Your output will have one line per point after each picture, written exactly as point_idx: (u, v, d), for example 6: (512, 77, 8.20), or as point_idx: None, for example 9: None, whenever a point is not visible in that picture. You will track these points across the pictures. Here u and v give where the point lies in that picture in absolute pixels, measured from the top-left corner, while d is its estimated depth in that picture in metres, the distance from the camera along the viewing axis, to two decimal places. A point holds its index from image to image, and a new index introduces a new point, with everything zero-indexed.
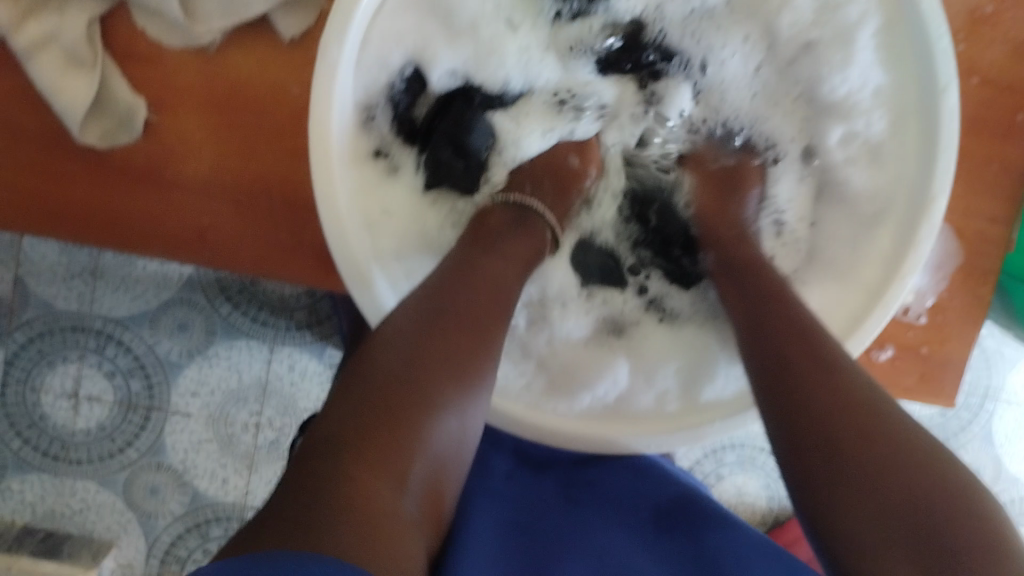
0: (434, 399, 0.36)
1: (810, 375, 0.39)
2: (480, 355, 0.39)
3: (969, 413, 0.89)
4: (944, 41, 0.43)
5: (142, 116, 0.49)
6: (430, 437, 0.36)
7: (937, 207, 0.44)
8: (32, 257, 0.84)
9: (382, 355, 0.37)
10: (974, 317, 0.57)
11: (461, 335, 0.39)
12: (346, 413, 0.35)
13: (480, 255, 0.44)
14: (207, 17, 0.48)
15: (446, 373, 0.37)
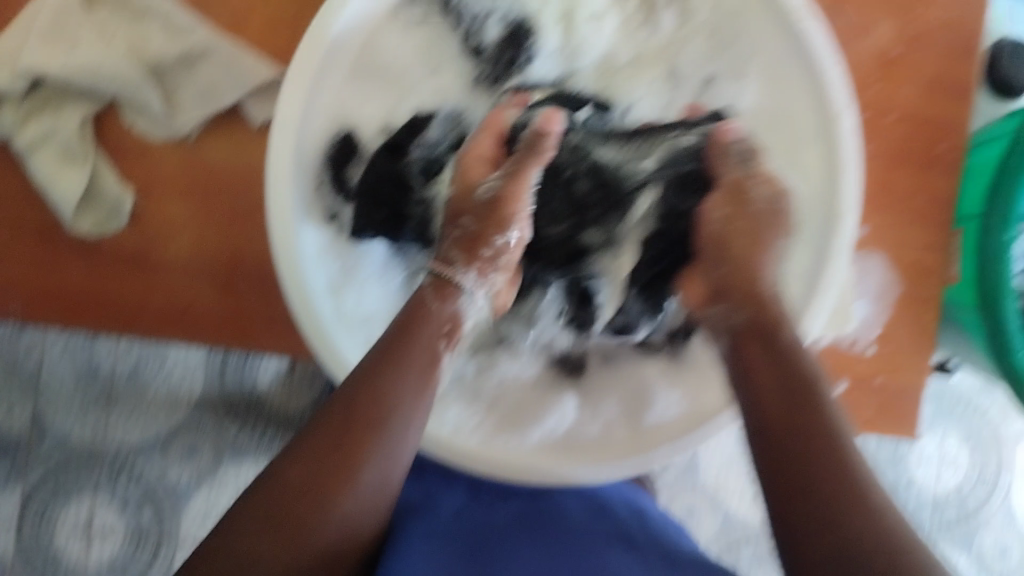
0: (331, 512, 0.37)
1: (800, 467, 0.37)
2: (377, 465, 0.39)
3: (985, 489, 1.03)
4: (834, 72, 0.48)
5: (128, 205, 0.54)
6: (322, 543, 0.37)
7: (846, 222, 0.48)
8: (49, 393, 0.96)
9: (296, 461, 0.38)
10: (915, 343, 0.61)
11: (377, 443, 0.39)
12: (251, 520, 0.36)
13: (400, 351, 0.41)
14: (189, 108, 0.55)
15: (329, 493, 0.37)
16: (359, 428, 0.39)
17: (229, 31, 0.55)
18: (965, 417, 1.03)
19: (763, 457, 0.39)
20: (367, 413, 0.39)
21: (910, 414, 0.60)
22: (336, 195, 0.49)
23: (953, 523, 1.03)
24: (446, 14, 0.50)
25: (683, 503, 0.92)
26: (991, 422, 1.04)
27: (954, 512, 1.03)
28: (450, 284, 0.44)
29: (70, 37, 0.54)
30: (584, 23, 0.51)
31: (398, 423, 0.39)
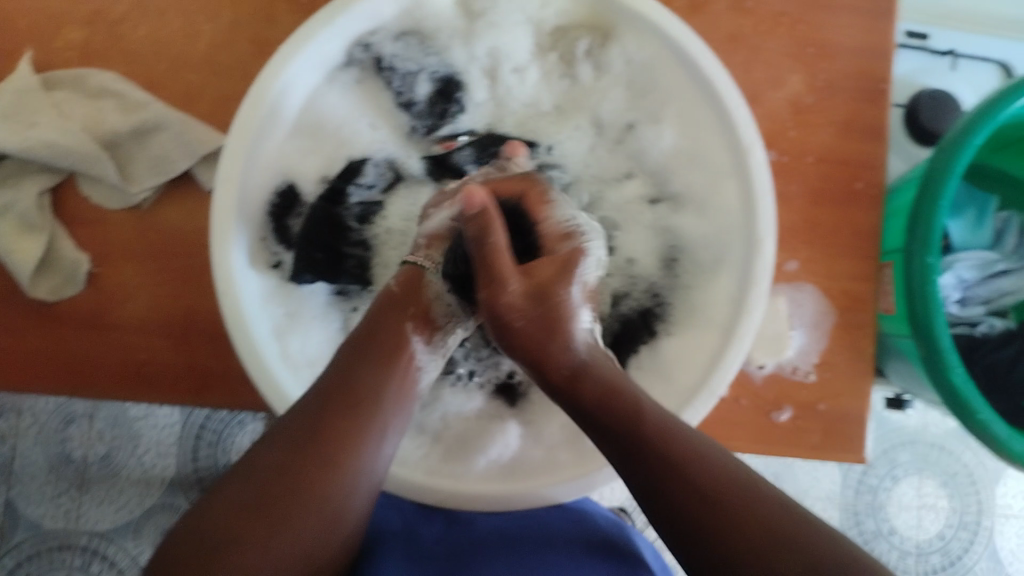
0: (318, 479, 0.41)
1: (667, 460, 0.41)
2: (357, 446, 0.43)
3: (969, 533, 1.03)
4: (740, 109, 0.51)
5: (86, 266, 0.57)
6: (313, 506, 0.41)
7: (767, 246, 0.51)
8: (22, 479, 0.99)
9: (281, 435, 0.43)
10: (853, 370, 0.63)
11: (353, 419, 0.43)
12: (244, 484, 0.41)
13: (372, 340, 0.46)
14: (142, 178, 0.57)
15: (311, 472, 0.41)
16: (337, 410, 0.43)
17: (180, 106, 0.58)
18: (944, 460, 1.03)
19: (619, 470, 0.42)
20: (342, 396, 0.44)
21: (857, 438, 0.62)
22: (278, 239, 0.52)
23: (939, 569, 1.03)
24: (378, 72, 0.54)
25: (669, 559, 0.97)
26: (973, 464, 1.04)
27: (939, 558, 1.03)
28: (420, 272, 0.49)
29: (31, 116, 0.58)
30: (507, 75, 0.56)
31: (371, 406, 0.44)
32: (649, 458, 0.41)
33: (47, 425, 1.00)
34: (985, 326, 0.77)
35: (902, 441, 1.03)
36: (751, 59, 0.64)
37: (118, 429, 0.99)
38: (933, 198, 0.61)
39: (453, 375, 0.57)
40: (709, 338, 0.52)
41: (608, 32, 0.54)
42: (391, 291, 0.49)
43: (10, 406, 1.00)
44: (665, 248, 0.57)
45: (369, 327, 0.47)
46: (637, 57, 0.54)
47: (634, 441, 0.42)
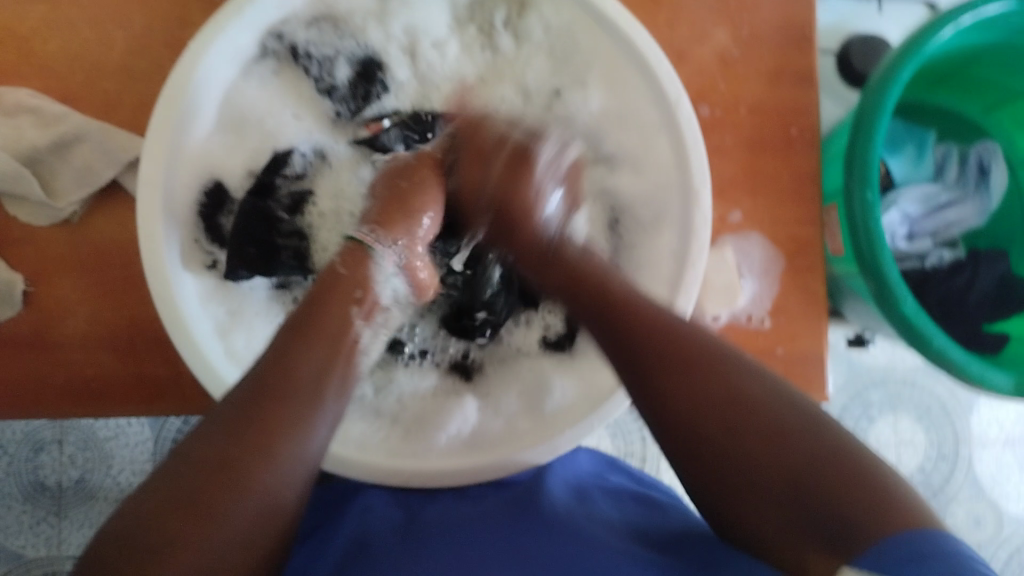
0: (247, 473, 0.39)
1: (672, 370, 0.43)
2: (295, 434, 0.41)
3: (948, 464, 1.05)
4: (664, 63, 0.51)
5: (21, 287, 0.55)
6: (247, 498, 0.38)
7: (704, 198, 0.51)
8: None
9: (209, 432, 0.40)
10: (807, 312, 0.64)
11: (280, 411, 0.41)
12: (171, 483, 0.38)
13: (310, 323, 0.45)
14: (67, 191, 0.56)
15: (248, 462, 0.39)
16: (273, 397, 0.41)
17: (102, 115, 0.57)
18: (918, 395, 1.05)
19: (636, 385, 0.45)
20: (280, 383, 0.42)
21: (818, 379, 0.63)
22: (211, 238, 0.52)
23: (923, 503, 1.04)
24: (294, 60, 0.54)
25: None
26: (946, 397, 1.06)
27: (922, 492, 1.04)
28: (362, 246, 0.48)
29: None
30: (426, 51, 0.55)
31: (309, 392, 0.42)
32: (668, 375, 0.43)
33: (16, 454, 0.98)
34: (935, 258, 0.78)
35: (874, 381, 1.05)
36: (674, 17, 0.64)
37: (91, 451, 0.98)
38: (868, 135, 0.62)
39: (405, 355, 0.57)
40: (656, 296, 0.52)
41: (522, 2, 0.55)
42: (338, 272, 0.48)
43: None
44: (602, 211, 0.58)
45: (305, 310, 0.46)
46: (555, 22, 0.54)
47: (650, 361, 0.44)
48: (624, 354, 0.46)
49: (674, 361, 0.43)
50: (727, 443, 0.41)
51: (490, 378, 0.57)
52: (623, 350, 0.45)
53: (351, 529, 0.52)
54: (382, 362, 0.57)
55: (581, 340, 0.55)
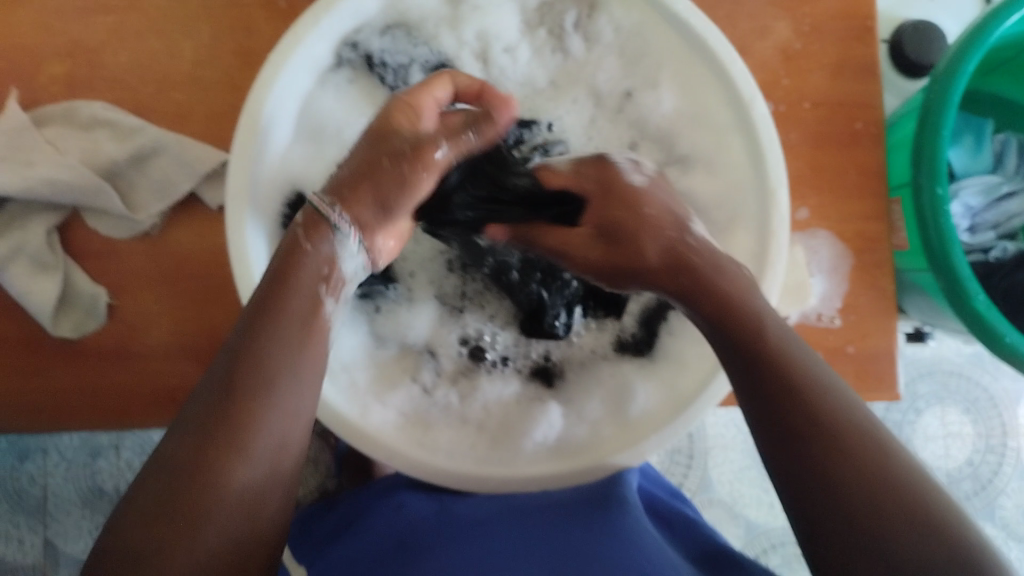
0: (223, 468, 0.38)
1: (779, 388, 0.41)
2: (271, 423, 0.40)
3: (996, 456, 1.03)
4: (737, 63, 0.51)
5: (104, 300, 0.57)
6: (227, 495, 0.37)
7: (780, 196, 0.51)
8: (58, 517, 0.99)
9: (184, 429, 0.39)
10: (876, 308, 0.63)
11: (253, 398, 0.39)
12: (149, 491, 0.37)
13: (275, 303, 0.42)
14: (146, 204, 0.57)
15: (221, 456, 0.38)
16: (243, 387, 0.40)
17: (174, 129, 0.58)
18: (967, 387, 1.04)
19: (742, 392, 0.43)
20: (250, 372, 0.40)
21: (889, 376, 0.62)
22: None
23: (971, 495, 1.03)
24: (369, 69, 0.55)
25: (705, 517, 1.00)
26: (995, 389, 1.04)
27: (970, 484, 1.03)
28: (323, 220, 0.45)
29: (28, 154, 0.57)
30: (499, 56, 0.56)
31: (285, 377, 0.41)
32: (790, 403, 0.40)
33: (74, 460, 1.00)
34: (998, 251, 0.77)
35: (921, 373, 1.04)
36: (734, 10, 0.63)
37: (145, 456, 0.99)
38: (936, 128, 0.61)
39: (488, 363, 0.58)
40: None
41: (594, 2, 0.55)
42: (301, 248, 0.44)
43: (35, 447, 1.00)
44: None
45: (270, 287, 0.43)
46: (625, 22, 0.54)
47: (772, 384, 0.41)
48: (736, 370, 0.43)
49: (800, 392, 0.40)
50: (838, 482, 0.37)
51: (571, 384, 0.58)
52: (742, 366, 0.43)
53: (388, 521, 0.53)
54: (465, 371, 0.58)
55: (661, 346, 0.56)
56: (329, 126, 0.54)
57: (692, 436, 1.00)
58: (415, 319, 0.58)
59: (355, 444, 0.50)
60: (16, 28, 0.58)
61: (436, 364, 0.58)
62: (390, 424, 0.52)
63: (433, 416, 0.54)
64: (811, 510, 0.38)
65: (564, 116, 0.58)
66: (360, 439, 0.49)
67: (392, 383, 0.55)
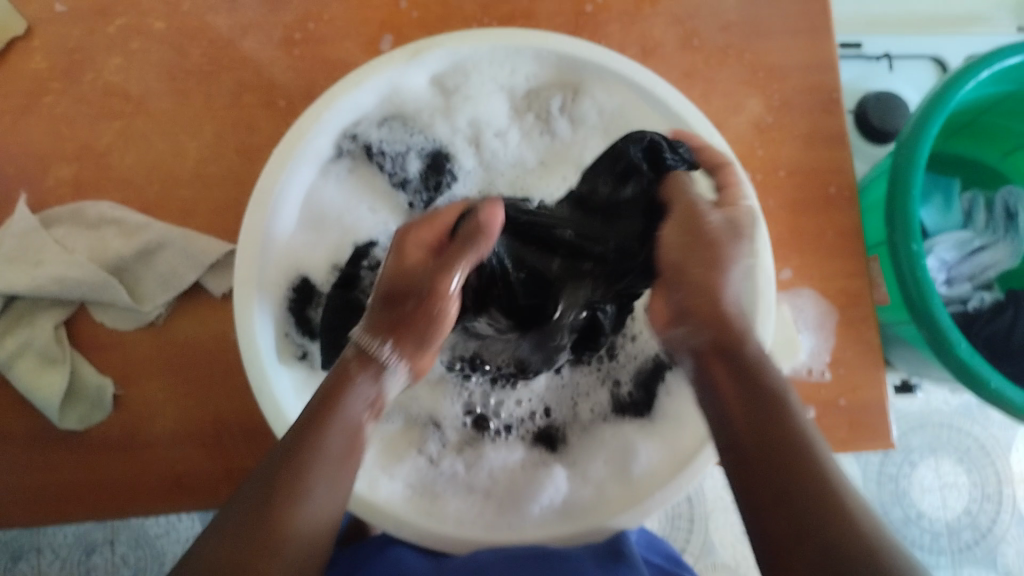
0: (283, 538, 0.39)
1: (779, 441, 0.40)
2: (322, 507, 0.41)
3: (993, 504, 1.04)
4: (716, 138, 0.55)
5: (111, 391, 0.57)
6: (280, 566, 0.38)
7: (765, 259, 0.54)
8: None
9: (245, 497, 0.40)
10: (864, 362, 0.65)
11: (317, 476, 0.41)
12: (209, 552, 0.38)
13: (335, 397, 0.43)
14: (153, 296, 0.59)
15: (261, 564, 0.38)
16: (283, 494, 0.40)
17: (180, 221, 0.60)
18: (960, 438, 1.05)
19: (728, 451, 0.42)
20: (289, 485, 0.40)
21: (882, 425, 0.64)
22: (300, 330, 0.55)
23: (973, 544, 1.04)
24: (369, 158, 0.58)
25: None
26: (988, 438, 1.05)
27: (970, 533, 1.03)
28: (372, 357, 0.45)
29: (36, 255, 0.58)
30: (490, 140, 0.59)
31: (322, 483, 0.41)
32: (776, 472, 0.40)
33: (68, 558, 0.98)
34: (977, 301, 0.79)
35: (912, 426, 1.05)
36: (708, 90, 0.67)
37: (142, 549, 0.98)
38: (906, 186, 0.64)
39: (492, 432, 0.59)
40: None
41: (577, 88, 0.57)
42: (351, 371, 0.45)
43: (30, 547, 0.98)
44: None
45: (320, 402, 0.43)
46: (608, 105, 0.57)
47: (767, 451, 0.40)
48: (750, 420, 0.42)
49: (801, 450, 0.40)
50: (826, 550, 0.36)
51: (575, 448, 0.59)
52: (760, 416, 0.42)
53: None
54: (470, 441, 0.59)
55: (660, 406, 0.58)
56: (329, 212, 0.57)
57: (692, 501, 1.00)
58: (416, 393, 0.59)
59: (362, 515, 0.50)
60: (28, 136, 0.60)
61: (442, 435, 0.59)
62: (398, 495, 0.53)
63: (440, 484, 0.55)
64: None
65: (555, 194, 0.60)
66: (370, 509, 0.50)
67: (399, 456, 0.56)
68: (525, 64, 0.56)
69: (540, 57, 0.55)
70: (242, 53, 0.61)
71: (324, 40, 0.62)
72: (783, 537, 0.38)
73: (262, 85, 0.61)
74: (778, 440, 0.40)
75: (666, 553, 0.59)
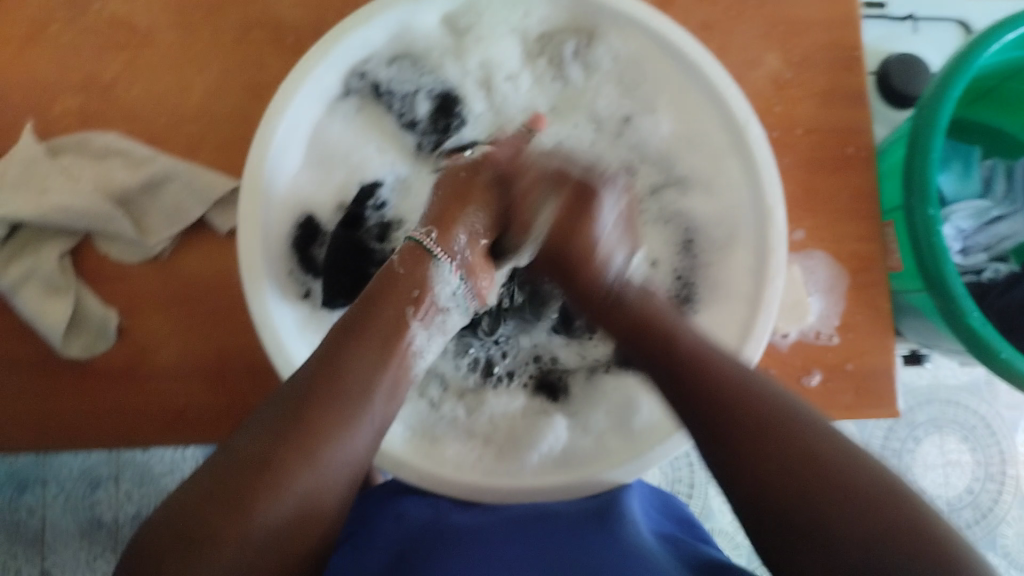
0: (319, 431, 0.43)
1: (732, 399, 0.44)
2: (355, 412, 0.44)
3: (995, 483, 1.04)
4: (732, 89, 0.52)
5: (114, 322, 0.58)
6: (319, 454, 0.42)
7: (777, 215, 0.52)
8: (55, 549, 0.99)
9: (283, 399, 0.44)
10: (875, 327, 0.64)
11: (354, 384, 0.45)
12: (252, 441, 0.42)
13: (366, 318, 0.48)
14: (158, 229, 0.58)
15: (292, 458, 0.42)
16: (317, 403, 0.44)
17: (187, 157, 0.59)
18: (967, 416, 1.04)
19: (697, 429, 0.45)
20: (327, 387, 0.44)
21: (888, 393, 0.63)
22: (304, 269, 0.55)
23: (973, 523, 1.03)
24: (377, 98, 0.57)
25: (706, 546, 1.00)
26: (995, 418, 1.05)
27: (972, 511, 1.03)
28: (424, 250, 0.51)
29: (40, 181, 0.58)
30: (501, 84, 0.58)
31: (356, 392, 0.45)
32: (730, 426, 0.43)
33: (73, 491, 1.00)
34: (991, 272, 0.79)
35: (919, 402, 1.04)
36: (727, 44, 0.65)
37: (145, 486, 0.99)
38: (925, 154, 0.62)
39: (494, 378, 0.59)
40: (738, 312, 0.53)
41: (591, 32, 0.56)
42: (395, 271, 0.50)
43: (35, 479, 1.00)
44: (671, 232, 0.60)
45: (356, 317, 0.48)
46: (623, 51, 0.56)
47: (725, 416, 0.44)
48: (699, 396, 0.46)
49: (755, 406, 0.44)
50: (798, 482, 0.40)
51: (577, 399, 0.59)
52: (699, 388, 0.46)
53: (385, 534, 0.52)
54: (472, 388, 0.59)
55: None
56: (336, 149, 0.56)
57: (693, 465, 1.01)
58: None
59: None
60: (33, 63, 0.60)
61: (442, 380, 0.59)
62: (399, 437, 0.53)
63: (440, 429, 0.55)
64: (755, 523, 0.41)
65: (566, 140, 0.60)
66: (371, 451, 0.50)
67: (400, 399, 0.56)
68: (538, 7, 0.55)
69: None
70: None
71: None
72: (748, 481, 0.42)
73: (273, 20, 0.60)
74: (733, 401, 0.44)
75: (682, 516, 0.58)
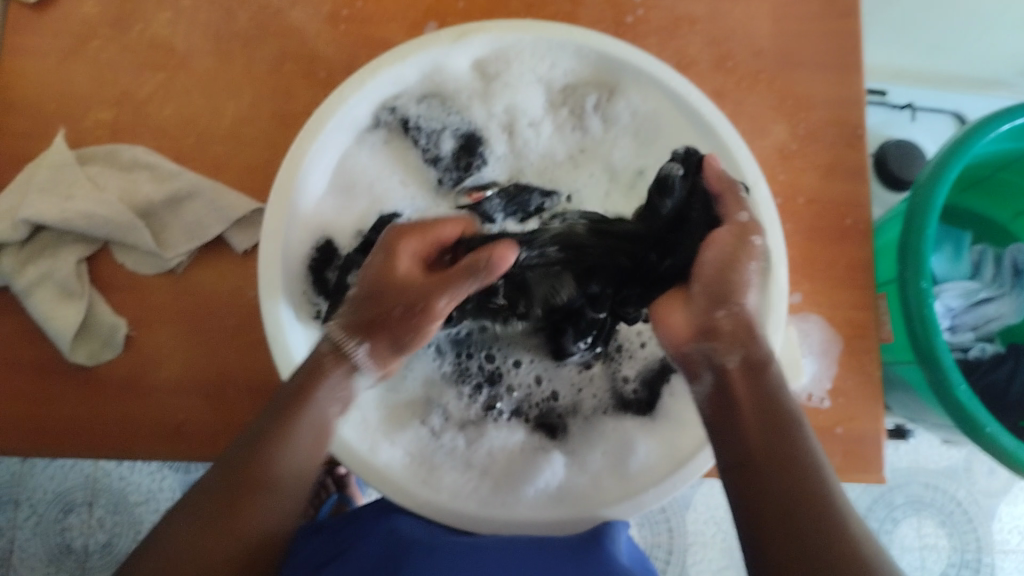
0: (261, 500, 0.45)
1: (778, 461, 0.43)
2: (292, 471, 0.46)
3: (970, 569, 1.04)
4: (742, 150, 0.55)
5: (123, 331, 0.58)
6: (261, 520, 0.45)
7: (779, 273, 0.54)
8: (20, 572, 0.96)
9: (229, 469, 0.45)
10: (865, 395, 0.66)
11: (295, 448, 0.46)
12: (200, 511, 0.44)
13: (303, 393, 0.47)
14: (176, 244, 0.59)
15: (239, 525, 0.44)
16: (259, 471, 0.45)
17: (212, 177, 0.61)
18: (946, 498, 1.05)
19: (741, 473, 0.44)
20: (268, 455, 0.45)
21: (874, 459, 0.64)
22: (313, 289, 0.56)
23: None
24: (404, 132, 0.60)
25: None
26: (973, 505, 1.05)
27: None
28: (347, 353, 0.48)
29: (67, 188, 0.59)
30: (524, 129, 0.61)
31: (296, 456, 0.46)
32: (789, 533, 0.41)
33: (45, 514, 0.98)
34: (977, 350, 0.81)
35: (898, 482, 1.05)
36: (737, 112, 0.68)
37: (119, 515, 0.97)
38: (920, 231, 0.65)
39: (495, 413, 0.60)
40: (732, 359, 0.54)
41: (613, 87, 0.59)
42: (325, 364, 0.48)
43: (6, 499, 0.98)
44: None
45: (294, 389, 0.47)
46: (642, 108, 0.59)
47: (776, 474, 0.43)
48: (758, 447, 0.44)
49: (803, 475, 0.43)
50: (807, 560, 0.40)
51: (575, 437, 0.60)
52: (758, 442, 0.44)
53: (378, 550, 0.52)
54: (472, 420, 0.59)
55: (661, 406, 0.59)
56: (360, 177, 0.58)
57: (672, 531, 1.00)
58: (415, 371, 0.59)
59: (364, 478, 0.51)
60: (71, 74, 0.62)
61: (443, 410, 0.59)
62: (397, 461, 0.53)
63: (439, 457, 0.56)
64: None
65: (581, 189, 0.62)
66: (370, 475, 0.50)
67: (401, 424, 0.57)
68: (565, 60, 0.58)
69: (580, 54, 0.57)
70: (287, 23, 0.63)
71: (370, 18, 0.63)
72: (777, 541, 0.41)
73: (307, 54, 0.63)
74: (782, 460, 0.43)
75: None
